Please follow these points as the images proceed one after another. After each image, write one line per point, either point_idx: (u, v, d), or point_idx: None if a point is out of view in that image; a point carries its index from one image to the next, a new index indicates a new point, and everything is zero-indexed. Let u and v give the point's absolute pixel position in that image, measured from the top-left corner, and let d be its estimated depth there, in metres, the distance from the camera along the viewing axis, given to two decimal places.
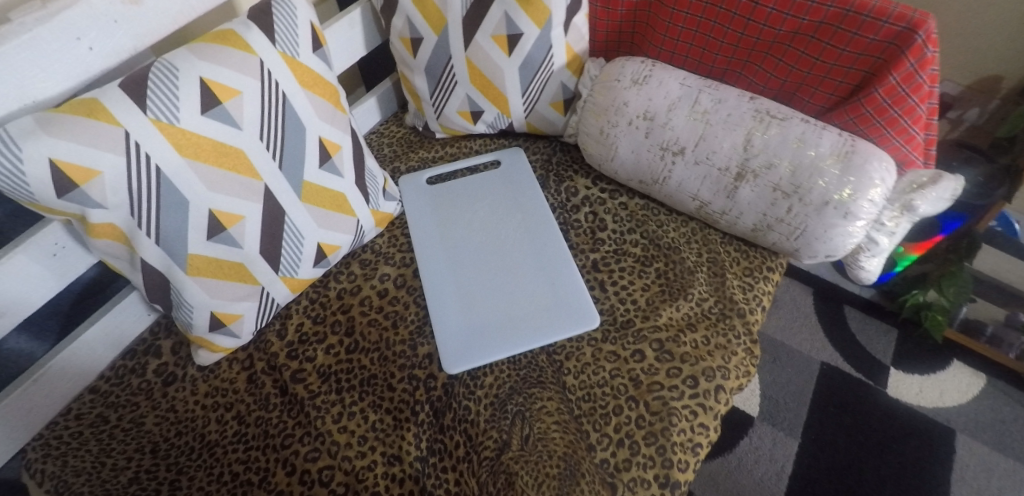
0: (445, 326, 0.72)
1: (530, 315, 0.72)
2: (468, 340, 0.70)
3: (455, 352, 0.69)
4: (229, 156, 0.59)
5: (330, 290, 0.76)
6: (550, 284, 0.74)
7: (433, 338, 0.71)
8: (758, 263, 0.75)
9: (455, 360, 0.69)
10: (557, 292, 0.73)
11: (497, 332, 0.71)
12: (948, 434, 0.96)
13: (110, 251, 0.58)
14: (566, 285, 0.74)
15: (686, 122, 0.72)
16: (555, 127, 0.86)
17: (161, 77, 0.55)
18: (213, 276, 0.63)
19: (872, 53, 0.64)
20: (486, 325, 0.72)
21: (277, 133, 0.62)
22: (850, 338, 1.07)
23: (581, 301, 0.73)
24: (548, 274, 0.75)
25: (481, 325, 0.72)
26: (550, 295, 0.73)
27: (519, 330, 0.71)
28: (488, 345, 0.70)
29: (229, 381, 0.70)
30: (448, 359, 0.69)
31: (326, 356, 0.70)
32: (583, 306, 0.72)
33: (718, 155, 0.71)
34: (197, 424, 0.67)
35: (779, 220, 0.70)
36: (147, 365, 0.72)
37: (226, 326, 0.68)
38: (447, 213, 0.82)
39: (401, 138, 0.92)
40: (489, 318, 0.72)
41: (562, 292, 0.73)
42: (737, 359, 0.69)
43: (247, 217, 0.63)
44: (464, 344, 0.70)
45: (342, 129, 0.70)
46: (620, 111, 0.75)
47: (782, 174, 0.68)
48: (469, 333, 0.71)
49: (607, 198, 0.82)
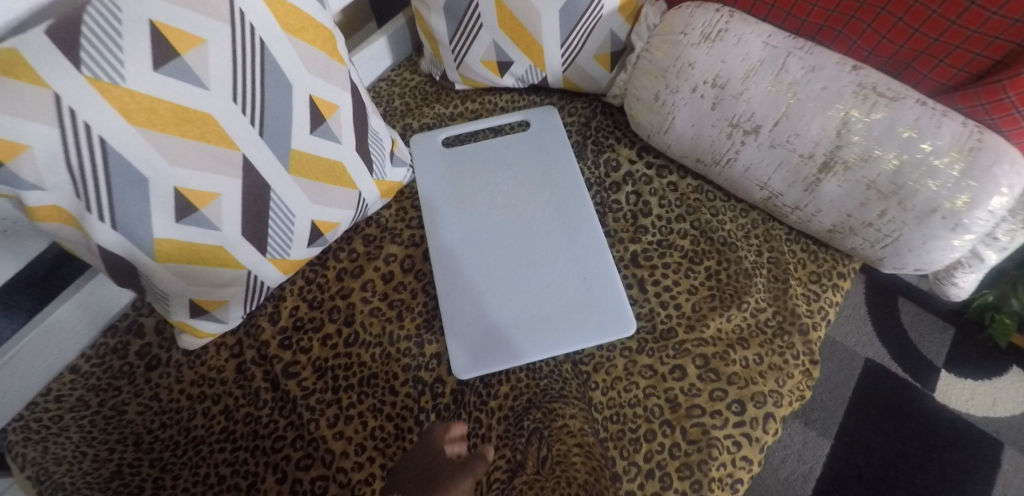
0: (457, 323, 0.62)
1: (555, 317, 0.62)
2: (483, 341, 0.61)
3: (466, 355, 0.61)
4: (195, 123, 0.48)
5: (329, 269, 0.67)
6: (580, 280, 0.64)
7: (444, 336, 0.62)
8: (829, 268, 0.64)
9: (467, 365, 0.60)
10: (588, 290, 0.63)
11: (516, 335, 0.62)
12: (996, 446, 0.88)
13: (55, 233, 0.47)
14: (598, 283, 0.64)
15: (766, 94, 0.58)
16: (598, 85, 0.71)
17: (98, 21, 0.42)
18: (189, 263, 0.54)
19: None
20: (504, 324, 0.62)
21: (255, 93, 0.50)
22: (900, 334, 0.97)
23: (615, 304, 0.62)
24: (579, 267, 0.65)
25: (499, 325, 0.62)
26: (580, 293, 0.63)
27: (542, 334, 0.61)
28: (505, 349, 0.61)
29: (217, 370, 0.63)
30: (459, 364, 0.60)
31: (323, 347, 0.62)
32: (619, 309, 0.62)
33: (801, 140, 0.57)
34: (182, 416, 0.61)
35: (865, 224, 0.58)
36: (129, 345, 0.65)
37: (209, 313, 0.59)
38: (465, 184, 0.70)
39: (414, 88, 0.79)
40: (508, 317, 0.63)
41: (595, 290, 0.63)
42: (793, 383, 0.59)
43: (223, 195, 0.52)
44: (478, 347, 0.61)
45: (339, 85, 0.57)
46: (683, 74, 0.61)
47: (882, 169, 0.54)
48: (485, 332, 0.62)
49: (654, 176, 0.69)
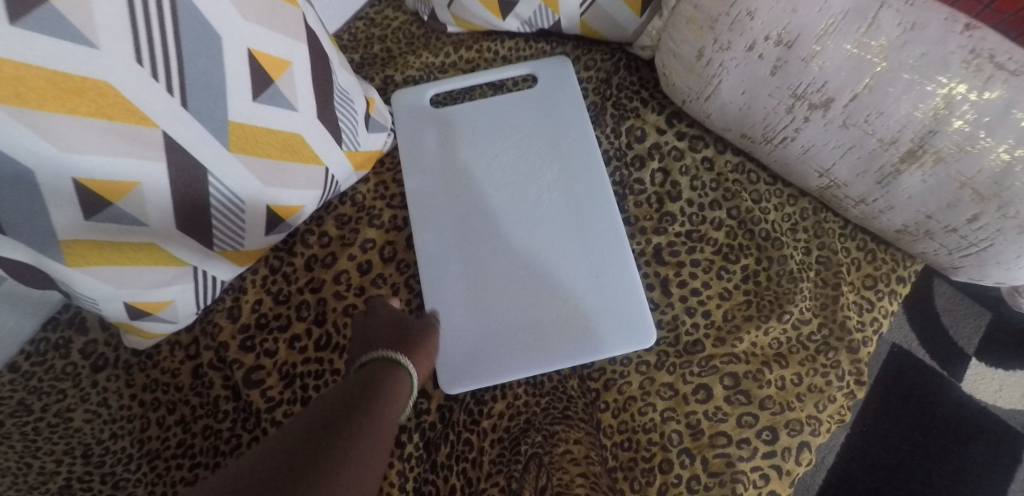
0: (446, 328, 0.54)
1: (560, 323, 0.53)
2: (475, 349, 0.53)
3: (456, 367, 0.52)
4: (86, 96, 0.35)
5: (297, 257, 0.56)
6: (591, 277, 0.54)
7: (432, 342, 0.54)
8: (887, 271, 0.54)
9: (457, 378, 0.52)
10: (600, 289, 0.54)
11: (514, 343, 0.53)
12: (1019, 440, 0.83)
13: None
14: (613, 282, 0.54)
15: (846, 58, 0.44)
16: (623, 32, 0.58)
17: None
18: (112, 262, 0.44)
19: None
20: (499, 329, 0.53)
21: (167, 48, 0.37)
22: (932, 318, 0.88)
23: (633, 309, 0.53)
24: (592, 260, 0.54)
25: (494, 330, 0.53)
26: (591, 294, 0.54)
27: (544, 342, 0.53)
28: (501, 359, 0.52)
29: (171, 374, 0.54)
30: (446, 376, 0.52)
31: (290, 351, 0.53)
32: (638, 316, 0.52)
33: (884, 120, 0.45)
34: (135, 426, 0.53)
35: (946, 228, 0.47)
36: (71, 343, 0.56)
37: (152, 315, 0.50)
38: (456, 154, 0.59)
39: (398, 29, 0.65)
40: (505, 320, 0.54)
41: (609, 290, 0.54)
42: (834, 408, 0.51)
43: (144, 184, 0.41)
44: (469, 357, 0.53)
45: (286, 34, 0.44)
46: (738, 26, 0.47)
47: (985, 166, 0.42)
48: (478, 339, 0.53)
49: (686, 150, 0.57)
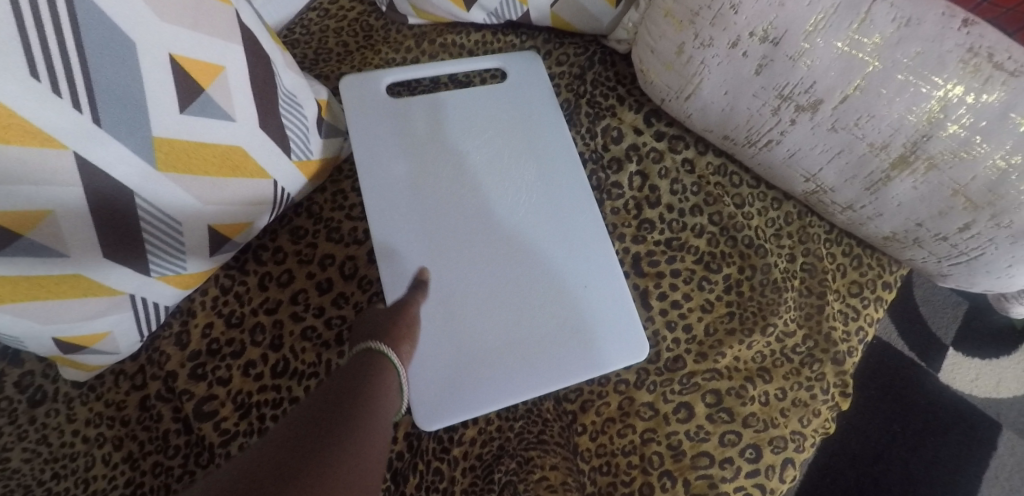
0: (421, 359, 0.49)
1: (544, 340, 0.50)
2: (455, 377, 0.48)
3: (435, 399, 0.48)
4: None
5: (250, 275, 0.52)
6: (574, 290, 0.51)
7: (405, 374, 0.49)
8: (873, 278, 0.52)
9: (436, 412, 0.47)
10: (585, 301, 0.51)
11: (496, 365, 0.49)
12: (994, 428, 0.83)
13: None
14: (598, 296, 0.51)
15: (837, 58, 0.41)
16: (596, 24, 0.53)
17: None
18: (31, 297, 0.39)
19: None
20: (479, 352, 0.49)
21: (67, 60, 0.32)
22: (911, 310, 0.88)
23: (625, 326, 0.50)
24: (575, 272, 0.52)
25: (472, 354, 0.49)
26: (577, 307, 0.51)
27: (529, 361, 0.49)
28: (484, 385, 0.48)
29: (117, 406, 0.50)
30: (426, 409, 0.47)
31: (245, 378, 0.50)
32: (625, 330, 0.50)
33: (875, 124, 0.42)
34: (78, 466, 0.49)
35: (938, 237, 0.45)
36: (4, 376, 0.52)
37: (88, 348, 0.45)
38: (419, 159, 0.54)
39: (355, 21, 0.60)
40: (485, 341, 0.49)
41: (594, 302, 0.51)
42: (818, 422, 0.49)
43: (59, 211, 0.36)
44: (449, 387, 0.48)
45: (217, 37, 0.40)
46: (720, 20, 0.43)
47: (980, 173, 0.40)
48: (457, 364, 0.49)
49: (666, 151, 0.54)
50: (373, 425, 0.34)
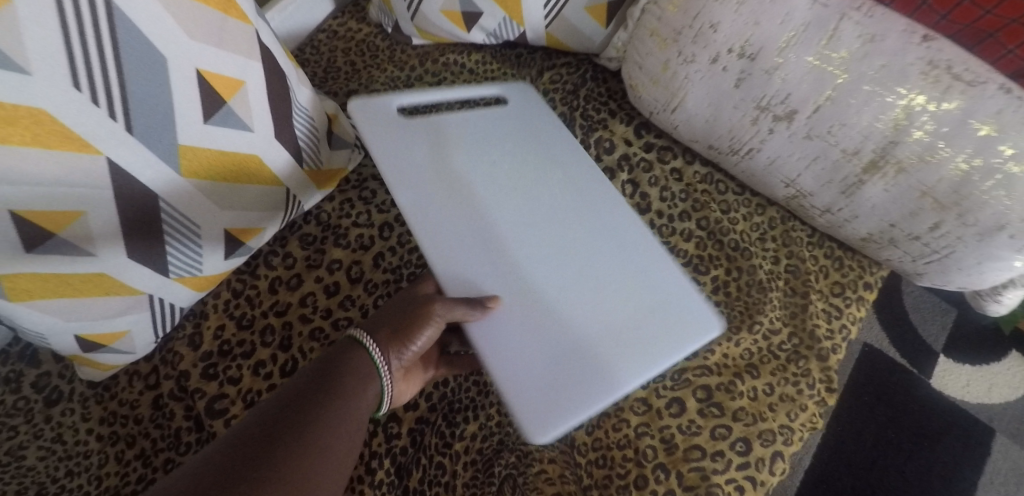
0: (508, 366, 0.45)
1: (621, 329, 0.47)
2: (552, 378, 0.44)
3: (540, 405, 0.44)
4: (20, 123, 0.33)
5: (261, 279, 0.55)
6: (634, 282, 0.50)
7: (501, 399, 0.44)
8: (854, 279, 0.54)
9: (546, 420, 0.43)
10: (651, 281, 0.50)
11: (587, 364, 0.45)
12: (986, 433, 0.85)
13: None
14: (654, 285, 0.50)
15: (808, 71, 0.44)
16: (589, 44, 0.57)
17: None
18: (59, 295, 0.42)
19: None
20: (568, 348, 0.46)
21: (108, 73, 0.35)
22: (900, 317, 0.91)
23: (688, 309, 0.49)
24: (637, 255, 0.51)
25: (554, 358, 0.45)
26: (641, 291, 0.49)
27: (615, 351, 0.46)
28: (580, 388, 0.44)
29: (130, 405, 0.52)
30: (536, 418, 0.43)
31: (254, 378, 0.52)
32: (693, 305, 0.49)
33: (846, 131, 0.45)
34: (91, 463, 0.50)
35: (912, 236, 0.48)
36: (22, 376, 0.54)
37: (107, 347, 0.48)
38: (453, 170, 0.53)
39: (361, 42, 0.64)
40: (564, 341, 0.46)
41: (658, 282, 0.50)
42: (805, 416, 0.51)
43: (90, 213, 0.39)
44: (550, 390, 0.44)
45: (240, 53, 0.43)
46: (702, 38, 0.47)
47: (944, 175, 0.43)
48: (545, 370, 0.45)
49: (655, 161, 0.57)
50: (337, 409, 0.40)
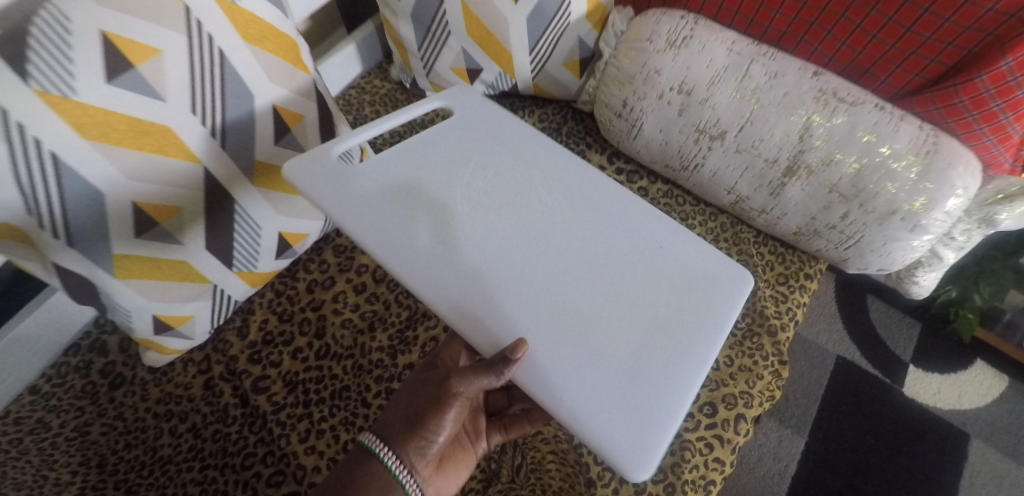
0: (584, 396, 0.44)
1: (665, 328, 0.47)
2: (630, 388, 0.44)
3: (634, 420, 0.43)
4: (152, 135, 0.46)
5: (300, 281, 0.66)
6: (654, 276, 0.50)
7: (590, 446, 0.42)
8: (795, 270, 0.65)
9: (650, 429, 0.43)
10: (666, 267, 0.51)
11: (653, 378, 0.45)
12: (961, 438, 0.91)
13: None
14: (671, 275, 0.50)
15: (731, 100, 0.58)
16: (567, 92, 0.72)
17: (47, 30, 0.40)
18: (150, 278, 0.53)
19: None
20: (627, 356, 0.46)
21: (215, 103, 0.49)
22: (871, 332, 0.99)
23: (717, 282, 0.50)
24: (645, 245, 0.52)
25: (616, 375, 0.45)
26: (663, 281, 0.50)
27: (670, 346, 0.46)
28: (656, 402, 0.44)
29: (184, 387, 0.61)
30: (642, 431, 0.43)
31: (293, 361, 0.61)
32: (714, 278, 0.51)
33: (766, 144, 0.58)
34: (148, 435, 0.59)
35: (829, 226, 0.59)
36: (92, 364, 0.63)
37: (174, 330, 0.58)
38: (450, 204, 0.53)
39: (384, 95, 0.79)
40: (617, 356, 0.46)
41: (670, 267, 0.51)
42: (763, 384, 0.59)
43: (185, 208, 0.51)
44: (634, 400, 0.44)
45: (303, 94, 0.57)
46: (649, 81, 0.62)
47: (843, 173, 0.55)
48: (618, 389, 0.44)
49: (624, 181, 0.70)
50: None
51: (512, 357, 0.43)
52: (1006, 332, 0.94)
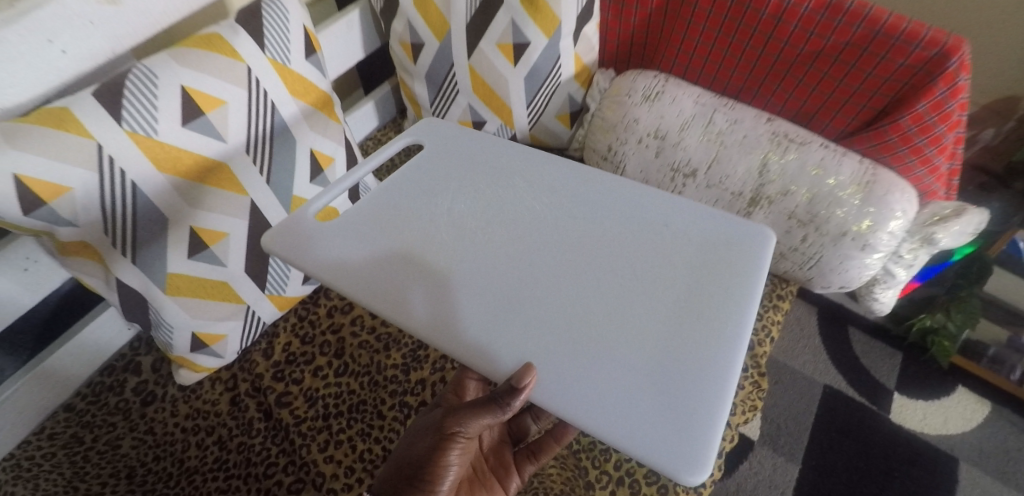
0: (622, 396, 0.44)
1: (688, 329, 0.48)
2: (665, 381, 0.45)
3: (682, 412, 0.43)
4: (211, 171, 0.55)
5: (320, 306, 0.73)
6: (658, 277, 0.51)
7: (640, 459, 0.41)
8: (768, 291, 0.72)
9: (697, 419, 0.43)
10: (678, 259, 0.52)
11: (689, 379, 0.45)
12: (951, 462, 0.94)
13: (50, 249, 0.54)
14: (675, 273, 0.51)
15: (699, 143, 0.68)
16: (560, 141, 0.82)
17: (139, 84, 0.51)
18: (195, 297, 0.60)
19: (929, 46, 0.57)
20: (656, 350, 0.46)
21: (263, 145, 0.59)
22: (855, 362, 1.04)
23: (735, 263, 0.51)
24: (648, 242, 0.54)
25: (649, 378, 0.45)
26: (678, 273, 0.51)
27: (699, 334, 0.47)
28: (696, 403, 0.43)
29: (211, 403, 0.66)
30: (692, 423, 0.43)
31: (314, 378, 0.67)
32: (733, 264, 0.51)
33: (732, 180, 0.67)
34: (175, 448, 0.63)
35: (792, 249, 0.67)
36: (125, 383, 0.68)
37: (208, 347, 0.64)
38: (446, 242, 0.54)
39: None
40: (644, 360, 0.46)
41: (681, 258, 0.52)
42: (743, 393, 0.65)
43: (231, 234, 0.59)
44: (671, 392, 0.44)
45: (336, 140, 0.66)
46: (629, 128, 0.72)
47: (798, 201, 0.64)
48: (656, 383, 0.45)
49: None
50: None
51: (518, 386, 0.44)
52: (994, 366, 0.98)
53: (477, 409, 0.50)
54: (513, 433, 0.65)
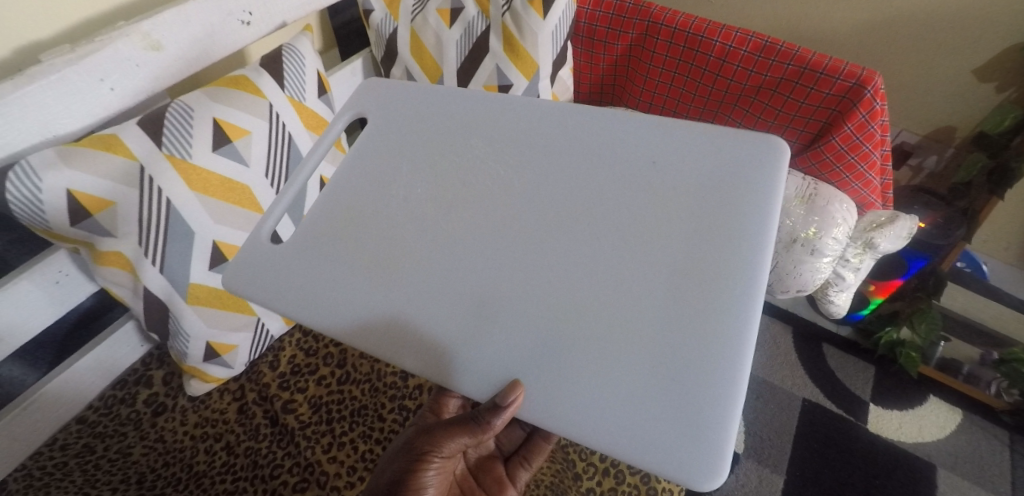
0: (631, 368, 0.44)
1: (695, 290, 0.46)
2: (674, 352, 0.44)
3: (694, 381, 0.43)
4: (235, 191, 0.63)
5: None
6: (638, 244, 0.48)
7: (634, 456, 0.41)
8: None
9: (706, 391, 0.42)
10: (689, 202, 0.49)
11: (695, 368, 0.43)
12: (929, 468, 0.99)
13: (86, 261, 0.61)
14: (667, 237, 0.48)
15: None
16: None
17: (177, 116, 0.59)
18: (211, 306, 0.65)
19: (848, 77, 0.67)
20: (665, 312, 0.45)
21: (280, 171, 0.66)
22: (831, 376, 1.10)
23: (741, 218, 0.47)
24: (650, 186, 0.51)
25: (652, 348, 0.44)
26: (683, 217, 0.49)
27: (706, 290, 0.45)
28: (691, 383, 0.43)
29: (219, 412, 0.70)
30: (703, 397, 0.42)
31: (317, 387, 0.72)
32: (744, 202, 0.48)
33: None
34: (185, 454, 0.66)
35: None
36: (137, 395, 0.72)
37: (220, 357, 0.69)
38: (408, 225, 0.53)
39: None
40: (645, 326, 0.45)
41: (683, 198, 0.50)
42: None
43: None
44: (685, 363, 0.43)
45: None
46: None
47: None
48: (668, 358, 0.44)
49: None
50: None
51: (504, 404, 0.43)
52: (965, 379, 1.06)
53: (455, 428, 0.52)
54: (502, 445, 0.67)
